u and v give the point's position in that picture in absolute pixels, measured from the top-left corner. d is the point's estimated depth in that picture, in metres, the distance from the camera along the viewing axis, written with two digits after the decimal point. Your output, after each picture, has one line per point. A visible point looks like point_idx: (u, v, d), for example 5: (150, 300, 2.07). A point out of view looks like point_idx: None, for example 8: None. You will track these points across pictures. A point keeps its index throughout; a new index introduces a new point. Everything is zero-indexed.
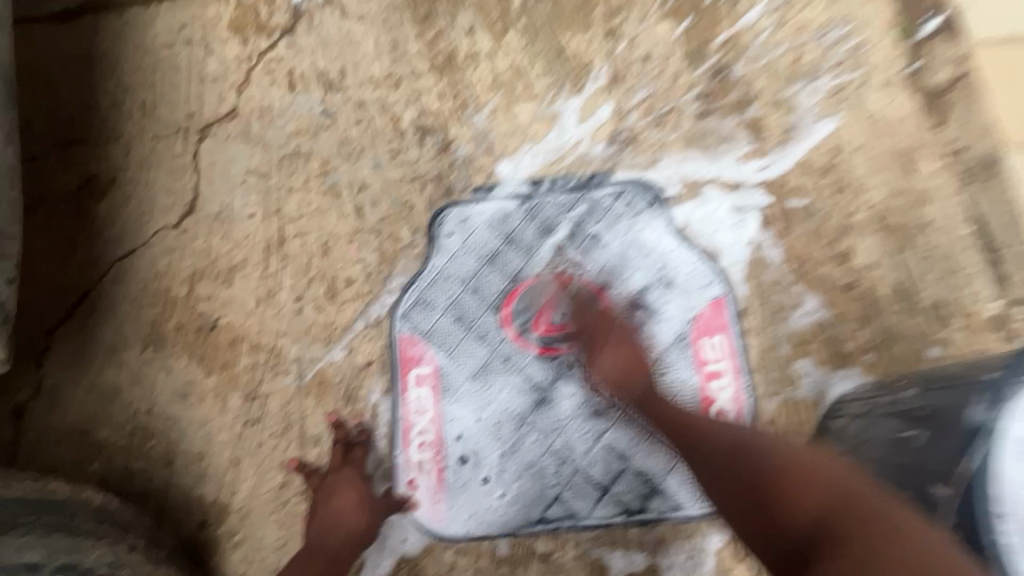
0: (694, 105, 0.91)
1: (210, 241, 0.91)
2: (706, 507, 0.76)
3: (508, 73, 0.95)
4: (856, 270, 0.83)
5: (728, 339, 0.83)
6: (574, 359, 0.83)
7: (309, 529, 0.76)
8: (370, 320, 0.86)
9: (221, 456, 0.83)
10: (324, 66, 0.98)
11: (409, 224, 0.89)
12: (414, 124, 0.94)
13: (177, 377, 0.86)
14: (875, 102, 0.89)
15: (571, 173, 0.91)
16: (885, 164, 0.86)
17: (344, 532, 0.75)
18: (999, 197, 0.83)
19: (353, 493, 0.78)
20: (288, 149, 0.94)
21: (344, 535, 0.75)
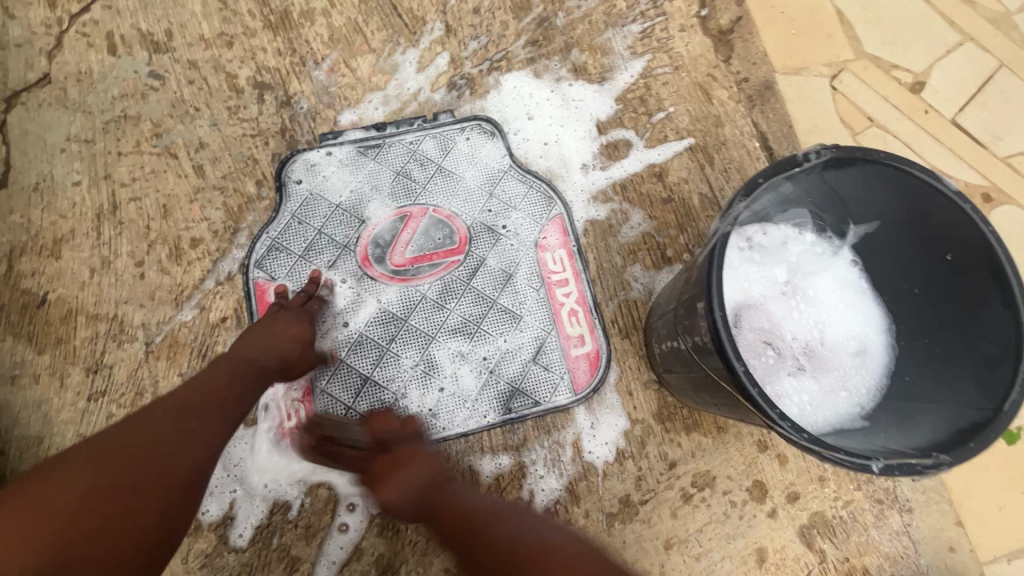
0: (524, 51, 0.99)
1: (29, 214, 0.85)
2: (563, 397, 0.85)
3: (345, 28, 0.97)
4: (670, 185, 0.95)
5: (568, 251, 0.91)
6: (433, 284, 0.88)
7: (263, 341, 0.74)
8: (220, 278, 0.85)
9: (64, 436, 0.78)
10: (147, 27, 0.94)
11: (254, 178, 0.89)
12: (251, 82, 0.93)
13: (2, 360, 0.79)
14: (675, 43, 1.02)
15: (414, 116, 0.95)
16: (688, 95, 1.00)
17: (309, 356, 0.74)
18: (776, 116, 0.98)
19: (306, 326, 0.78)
20: (113, 113, 0.90)
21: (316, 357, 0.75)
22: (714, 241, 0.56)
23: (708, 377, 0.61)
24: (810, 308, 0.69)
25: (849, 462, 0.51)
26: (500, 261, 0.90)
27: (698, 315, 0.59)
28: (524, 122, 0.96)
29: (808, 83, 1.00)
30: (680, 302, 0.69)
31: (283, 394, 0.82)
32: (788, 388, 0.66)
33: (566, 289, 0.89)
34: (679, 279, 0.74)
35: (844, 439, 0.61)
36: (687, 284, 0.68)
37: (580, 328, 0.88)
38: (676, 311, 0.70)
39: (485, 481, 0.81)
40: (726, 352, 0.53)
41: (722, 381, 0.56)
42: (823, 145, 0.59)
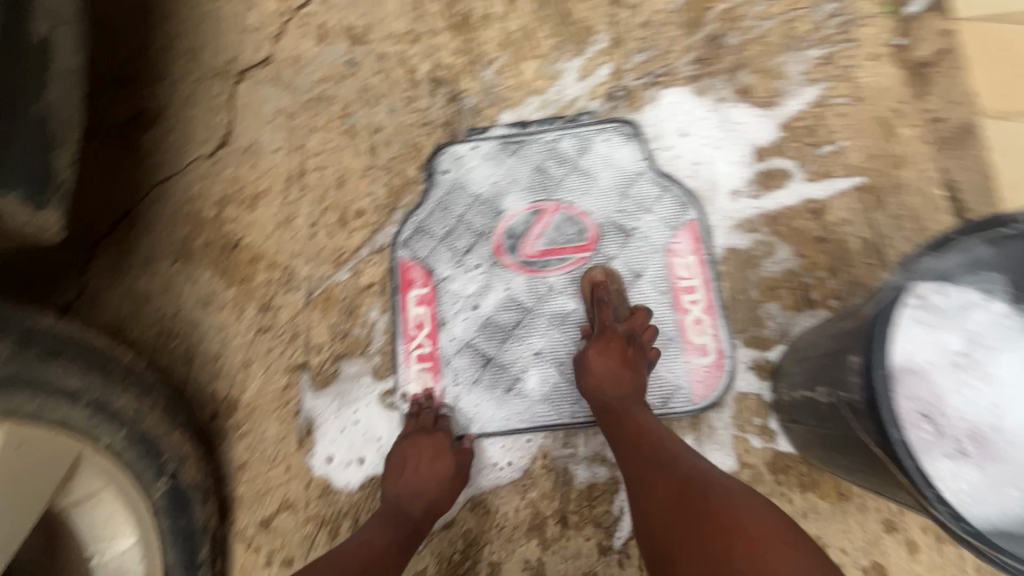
0: (689, 68, 0.98)
1: (239, 170, 1.01)
2: (681, 407, 0.84)
3: (518, 33, 1.03)
4: (828, 224, 0.88)
5: (700, 261, 0.89)
6: (559, 279, 0.91)
7: (389, 488, 0.79)
8: (374, 248, 0.95)
9: (235, 358, 0.93)
10: (351, 21, 1.07)
11: (417, 163, 0.99)
12: (428, 76, 1.03)
13: (202, 287, 0.96)
14: (860, 72, 0.94)
15: (559, 117, 0.98)
16: (866, 129, 0.91)
17: (428, 500, 0.78)
18: (971, 164, 0.88)
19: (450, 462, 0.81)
20: (313, 93, 1.04)
21: (429, 501, 0.78)
22: (885, 299, 0.52)
23: (847, 436, 0.57)
24: (988, 388, 0.60)
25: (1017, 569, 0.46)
26: (628, 266, 0.91)
27: (848, 371, 0.55)
28: (675, 140, 0.95)
29: (1018, 131, 0.88)
30: (825, 350, 0.64)
31: (421, 370, 0.90)
32: (944, 470, 0.57)
33: (692, 299, 0.88)
34: (826, 328, 0.69)
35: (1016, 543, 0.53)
36: (837, 333, 0.63)
37: (704, 337, 0.86)
38: (818, 361, 0.65)
39: (578, 487, 0.82)
40: (883, 417, 0.49)
41: (876, 449, 0.51)
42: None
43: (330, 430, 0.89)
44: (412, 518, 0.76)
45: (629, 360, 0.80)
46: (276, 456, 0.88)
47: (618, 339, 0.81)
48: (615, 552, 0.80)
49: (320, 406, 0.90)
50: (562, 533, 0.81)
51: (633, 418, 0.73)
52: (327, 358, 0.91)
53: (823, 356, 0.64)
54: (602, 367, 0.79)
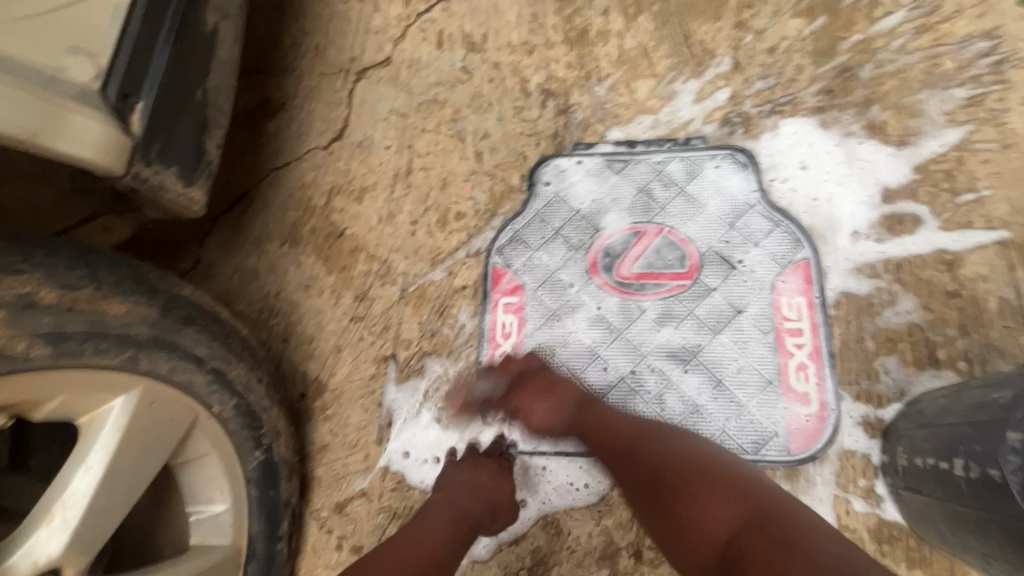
0: (815, 98, 0.93)
1: (350, 163, 1.06)
2: (774, 456, 0.79)
3: (634, 52, 1.03)
4: (962, 278, 0.81)
5: (809, 303, 0.84)
6: (654, 304, 0.89)
7: (444, 481, 0.80)
8: (470, 251, 0.96)
9: (327, 343, 0.96)
10: (469, 29, 1.10)
11: (520, 172, 0.99)
12: (539, 88, 1.04)
13: (304, 271, 1.01)
14: (1010, 117, 0.87)
15: (669, 139, 0.96)
16: (1014, 179, 0.84)
17: (482, 501, 0.77)
18: None
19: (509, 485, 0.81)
20: (427, 96, 1.08)
21: (488, 502, 0.77)
22: None
23: (994, 519, 0.52)
24: None
25: None
26: (729, 299, 0.87)
27: (1004, 449, 0.50)
28: (793, 172, 0.90)
29: None
30: (967, 419, 0.58)
31: None
32: None
33: (798, 342, 0.83)
34: (962, 395, 0.63)
35: None
36: (986, 404, 0.57)
37: (807, 385, 0.81)
38: (954, 429, 0.59)
39: None
40: None
41: None
42: None
43: (409, 425, 0.90)
44: (468, 515, 0.75)
45: (546, 386, 0.82)
46: (356, 443, 0.91)
47: (524, 390, 0.83)
48: None
49: (401, 400, 0.91)
50: (635, 568, 0.77)
51: (595, 412, 0.78)
52: (414, 353, 0.93)
53: (963, 425, 0.58)
54: (545, 415, 0.81)
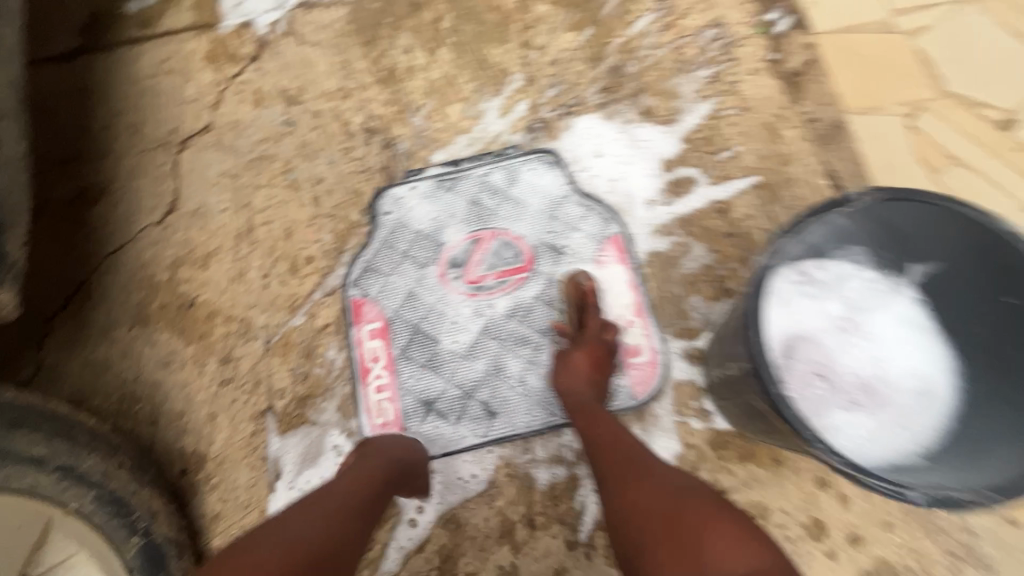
0: (596, 96, 1.09)
1: (188, 233, 1.06)
2: (624, 404, 0.91)
3: (440, 81, 1.14)
4: (733, 220, 0.99)
5: (627, 269, 0.98)
6: (502, 299, 0.98)
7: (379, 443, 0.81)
8: (326, 290, 1.01)
9: (200, 413, 0.95)
10: (286, 85, 1.16)
11: (359, 207, 1.06)
12: (361, 127, 1.11)
13: (161, 348, 0.99)
14: (742, 85, 1.07)
15: (486, 152, 1.07)
16: (755, 134, 1.04)
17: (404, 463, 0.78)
18: (846, 155, 0.99)
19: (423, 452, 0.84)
20: (255, 154, 1.11)
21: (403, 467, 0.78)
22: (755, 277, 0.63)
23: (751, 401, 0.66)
24: (870, 345, 0.70)
25: (881, 488, 0.54)
26: (563, 279, 0.98)
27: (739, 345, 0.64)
28: (592, 160, 1.05)
29: (871, 123, 1.00)
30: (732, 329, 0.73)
31: (382, 399, 0.95)
32: (841, 421, 0.67)
33: (624, 303, 0.96)
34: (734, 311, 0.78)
35: (899, 473, 0.62)
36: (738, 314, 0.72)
37: (638, 337, 0.94)
38: (728, 339, 0.74)
39: (541, 489, 0.87)
40: (762, 380, 0.58)
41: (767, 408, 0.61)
42: (870, 188, 0.63)
43: (299, 469, 0.92)
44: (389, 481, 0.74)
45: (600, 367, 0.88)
46: (250, 502, 0.91)
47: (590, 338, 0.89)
48: (582, 545, 0.85)
49: (287, 447, 0.93)
50: (530, 535, 0.85)
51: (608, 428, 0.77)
52: (290, 400, 0.95)
53: (730, 334, 0.73)
54: (575, 369, 0.87)
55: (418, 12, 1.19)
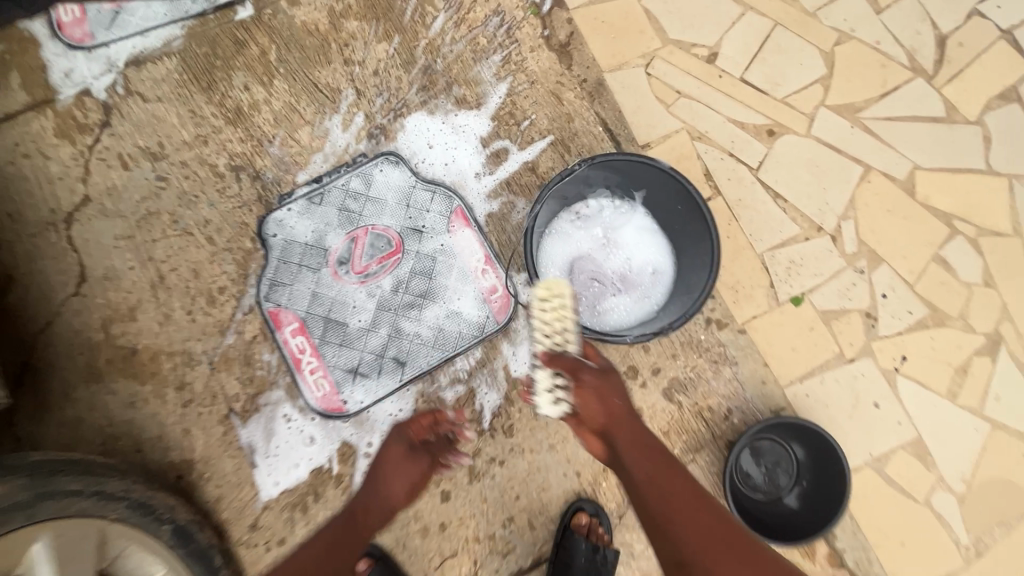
0: (417, 96, 1.33)
1: (107, 295, 1.24)
2: (494, 329, 1.25)
3: (284, 110, 1.32)
4: (542, 174, 1.31)
5: (473, 231, 1.28)
6: (386, 279, 1.26)
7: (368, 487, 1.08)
8: (245, 310, 1.24)
9: (176, 431, 1.20)
10: (145, 143, 1.30)
11: (249, 236, 1.27)
12: (228, 167, 1.29)
13: (122, 393, 1.21)
14: (528, 62, 1.35)
15: (341, 164, 1.30)
16: (544, 101, 1.33)
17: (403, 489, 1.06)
18: (610, 104, 1.32)
19: (414, 463, 1.07)
20: (140, 212, 1.27)
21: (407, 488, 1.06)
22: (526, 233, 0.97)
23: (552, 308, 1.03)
24: (622, 250, 1.07)
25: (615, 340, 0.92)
26: (428, 252, 1.27)
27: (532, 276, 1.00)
28: (427, 151, 1.31)
29: (627, 75, 1.32)
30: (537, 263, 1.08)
31: (316, 379, 1.22)
32: (611, 304, 1.05)
33: (477, 258, 1.27)
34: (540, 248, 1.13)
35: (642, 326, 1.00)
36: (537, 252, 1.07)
37: (492, 280, 1.26)
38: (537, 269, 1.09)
39: (450, 404, 1.22)
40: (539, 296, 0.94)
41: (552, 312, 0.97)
42: (585, 157, 0.97)
43: (269, 447, 1.20)
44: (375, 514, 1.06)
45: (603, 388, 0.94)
46: (240, 481, 1.19)
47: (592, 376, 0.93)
48: (487, 431, 1.21)
49: (254, 434, 1.20)
50: None
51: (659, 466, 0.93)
52: (245, 400, 1.21)
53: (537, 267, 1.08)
54: (595, 408, 0.93)
55: (244, 50, 1.34)
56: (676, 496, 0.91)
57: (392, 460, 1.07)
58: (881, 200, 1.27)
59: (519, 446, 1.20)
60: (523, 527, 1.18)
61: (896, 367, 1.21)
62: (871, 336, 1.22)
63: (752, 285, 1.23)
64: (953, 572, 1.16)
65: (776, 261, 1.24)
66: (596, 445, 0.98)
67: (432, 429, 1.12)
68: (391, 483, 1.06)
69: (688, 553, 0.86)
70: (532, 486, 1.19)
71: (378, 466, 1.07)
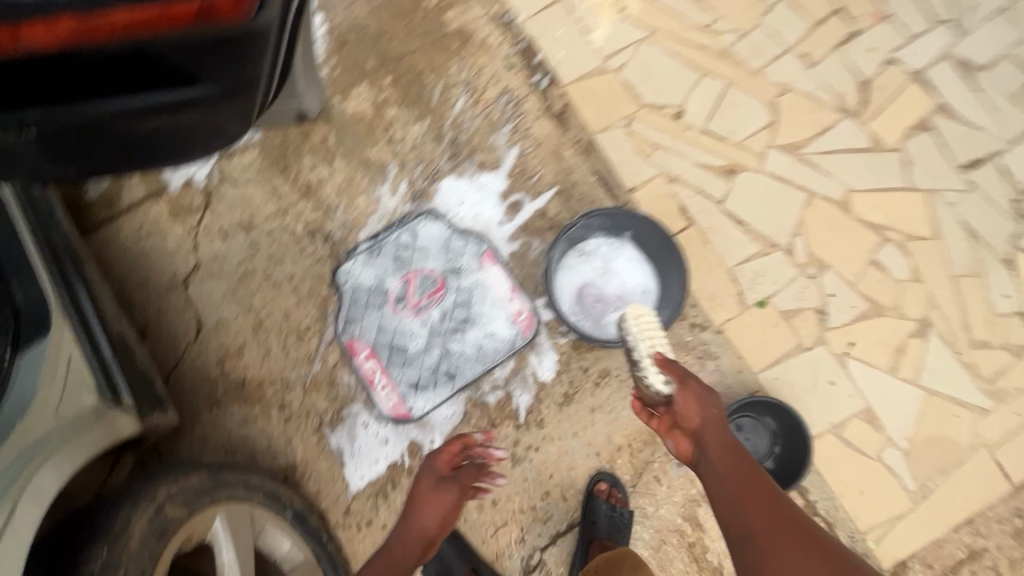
0: (447, 163, 1.68)
1: (220, 339, 1.59)
2: (522, 344, 1.57)
3: (344, 183, 1.67)
4: (550, 217, 1.64)
5: (499, 267, 1.61)
6: (434, 311, 1.60)
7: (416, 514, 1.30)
8: (326, 343, 1.59)
9: (281, 441, 1.54)
10: (238, 218, 1.66)
11: (325, 284, 1.62)
12: (304, 231, 1.65)
13: (238, 414, 1.55)
14: (533, 128, 1.69)
15: (392, 222, 1.65)
16: (549, 159, 1.67)
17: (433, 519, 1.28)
18: (601, 158, 1.66)
19: (445, 495, 1.30)
20: (240, 272, 1.63)
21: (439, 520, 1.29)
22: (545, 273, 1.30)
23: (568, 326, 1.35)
24: (617, 276, 1.40)
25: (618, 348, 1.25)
26: (466, 287, 1.61)
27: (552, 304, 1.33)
28: (458, 207, 1.66)
29: (612, 134, 1.66)
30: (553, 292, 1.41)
31: (387, 393, 1.56)
32: (612, 319, 1.38)
33: (504, 289, 1.60)
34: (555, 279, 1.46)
35: None
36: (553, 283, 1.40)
37: (518, 304, 1.59)
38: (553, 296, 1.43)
39: (492, 406, 1.54)
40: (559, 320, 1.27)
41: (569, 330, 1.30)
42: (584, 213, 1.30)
43: (353, 449, 1.53)
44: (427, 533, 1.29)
45: (701, 397, 1.10)
46: (334, 477, 1.52)
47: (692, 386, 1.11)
48: (523, 424, 1.53)
49: (341, 440, 1.54)
50: (495, 430, 1.53)
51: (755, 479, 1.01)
52: (332, 413, 1.55)
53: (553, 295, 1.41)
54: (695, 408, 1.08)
55: (308, 137, 1.69)
56: (769, 507, 0.97)
57: (424, 494, 1.31)
58: (824, 219, 1.59)
59: (549, 435, 1.52)
60: (558, 499, 1.50)
61: (846, 351, 1.52)
62: (823, 328, 1.53)
63: (724, 294, 1.55)
64: (902, 511, 1.46)
65: (742, 273, 1.56)
66: (685, 448, 1.11)
67: (462, 455, 1.36)
68: (423, 511, 1.30)
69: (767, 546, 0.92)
70: (562, 465, 1.51)
71: (415, 499, 1.32)
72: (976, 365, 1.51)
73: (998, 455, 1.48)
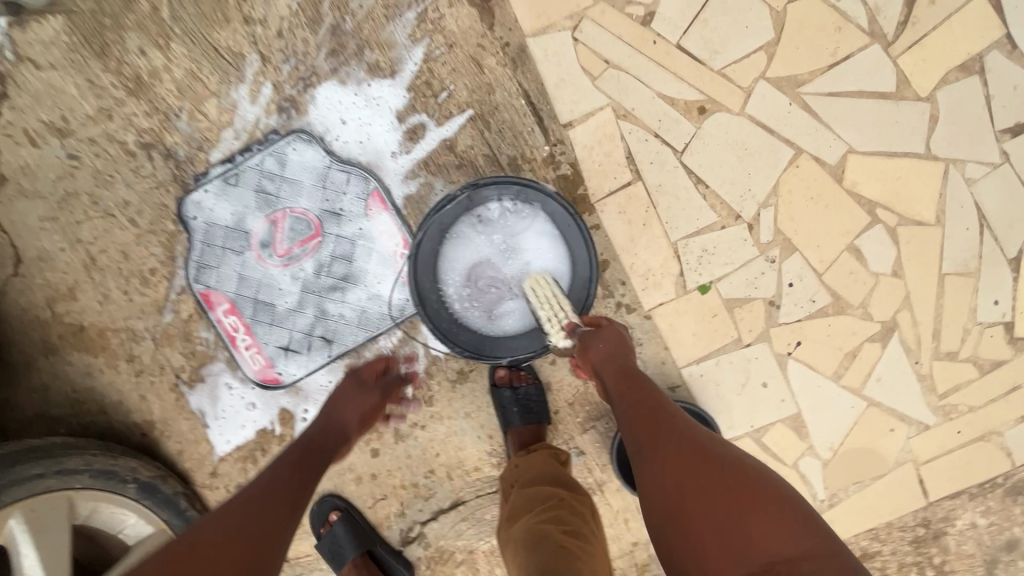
0: (326, 62, 1.24)
1: (45, 276, 1.30)
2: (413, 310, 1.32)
3: (186, 80, 1.24)
4: (460, 152, 1.26)
5: (390, 214, 1.28)
6: (309, 262, 1.30)
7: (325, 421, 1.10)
8: (178, 290, 1.31)
9: (132, 397, 1.34)
10: (47, 117, 1.24)
11: (170, 217, 1.29)
12: (139, 144, 1.26)
13: (79, 365, 1.33)
14: (446, 21, 1.22)
15: (253, 141, 1.26)
16: (464, 68, 1.23)
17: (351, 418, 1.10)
18: (533, 75, 1.23)
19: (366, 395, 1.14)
20: (60, 193, 1.27)
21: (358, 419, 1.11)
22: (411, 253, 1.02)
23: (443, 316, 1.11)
24: (518, 256, 1.11)
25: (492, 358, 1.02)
26: (348, 235, 1.29)
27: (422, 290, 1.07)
28: (340, 127, 1.26)
29: (551, 40, 1.22)
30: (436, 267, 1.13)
31: (252, 354, 1.33)
32: (504, 310, 1.12)
33: (396, 242, 1.30)
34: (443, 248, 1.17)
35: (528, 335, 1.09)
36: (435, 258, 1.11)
37: None
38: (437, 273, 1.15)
39: None
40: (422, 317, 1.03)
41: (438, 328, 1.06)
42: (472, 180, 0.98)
43: (216, 412, 1.35)
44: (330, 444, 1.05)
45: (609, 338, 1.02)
46: (196, 439, 1.35)
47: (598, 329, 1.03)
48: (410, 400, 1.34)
49: (201, 401, 1.34)
50: None
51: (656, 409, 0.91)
52: (189, 372, 1.34)
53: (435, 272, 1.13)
54: (600, 351, 0.99)
55: (134, 6, 1.21)
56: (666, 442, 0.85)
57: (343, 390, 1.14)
58: (806, 187, 1.24)
59: (438, 413, 1.35)
60: (443, 478, 1.37)
61: (789, 351, 1.29)
62: (770, 322, 1.28)
63: (662, 273, 1.27)
64: None
65: (689, 249, 1.26)
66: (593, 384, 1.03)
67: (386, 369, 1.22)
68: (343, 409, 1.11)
69: (662, 484, 0.81)
70: (451, 445, 1.36)
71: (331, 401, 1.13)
72: (932, 378, 1.31)
73: (923, 471, 1.35)
